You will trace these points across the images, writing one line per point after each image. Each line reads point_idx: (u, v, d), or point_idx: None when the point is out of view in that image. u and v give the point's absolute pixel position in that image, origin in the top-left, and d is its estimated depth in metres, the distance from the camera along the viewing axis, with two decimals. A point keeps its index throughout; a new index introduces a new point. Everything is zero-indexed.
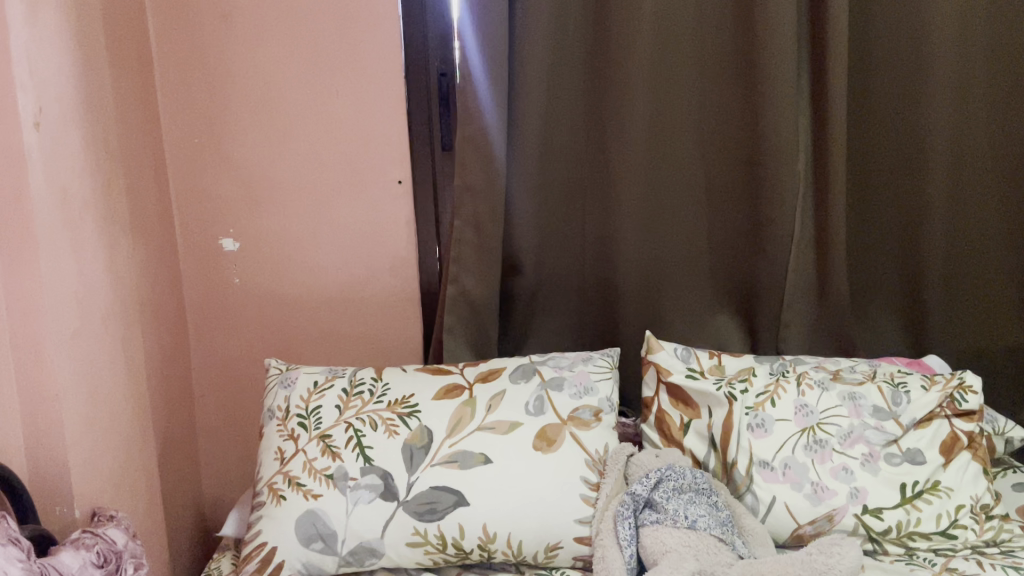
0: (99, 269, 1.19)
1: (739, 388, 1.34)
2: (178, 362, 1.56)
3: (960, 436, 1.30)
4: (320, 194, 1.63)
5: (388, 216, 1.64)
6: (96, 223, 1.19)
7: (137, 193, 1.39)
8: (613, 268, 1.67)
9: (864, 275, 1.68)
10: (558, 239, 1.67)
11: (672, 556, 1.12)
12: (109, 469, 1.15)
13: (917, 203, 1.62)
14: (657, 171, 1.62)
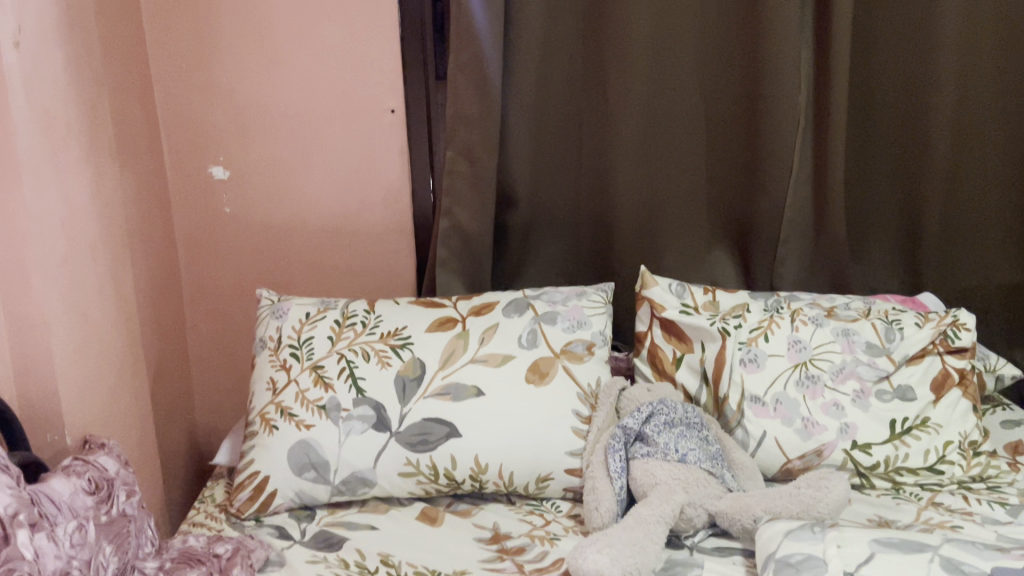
0: (86, 195, 1.17)
1: (733, 323, 1.34)
2: (169, 292, 1.55)
3: (951, 374, 1.30)
4: (312, 122, 1.60)
5: (380, 147, 1.61)
6: (81, 147, 1.17)
7: (123, 119, 1.36)
8: (610, 201, 1.65)
9: (863, 213, 1.66)
10: (553, 171, 1.65)
11: (662, 490, 1.14)
12: (100, 397, 1.15)
13: (920, 139, 1.60)
14: (656, 102, 1.59)
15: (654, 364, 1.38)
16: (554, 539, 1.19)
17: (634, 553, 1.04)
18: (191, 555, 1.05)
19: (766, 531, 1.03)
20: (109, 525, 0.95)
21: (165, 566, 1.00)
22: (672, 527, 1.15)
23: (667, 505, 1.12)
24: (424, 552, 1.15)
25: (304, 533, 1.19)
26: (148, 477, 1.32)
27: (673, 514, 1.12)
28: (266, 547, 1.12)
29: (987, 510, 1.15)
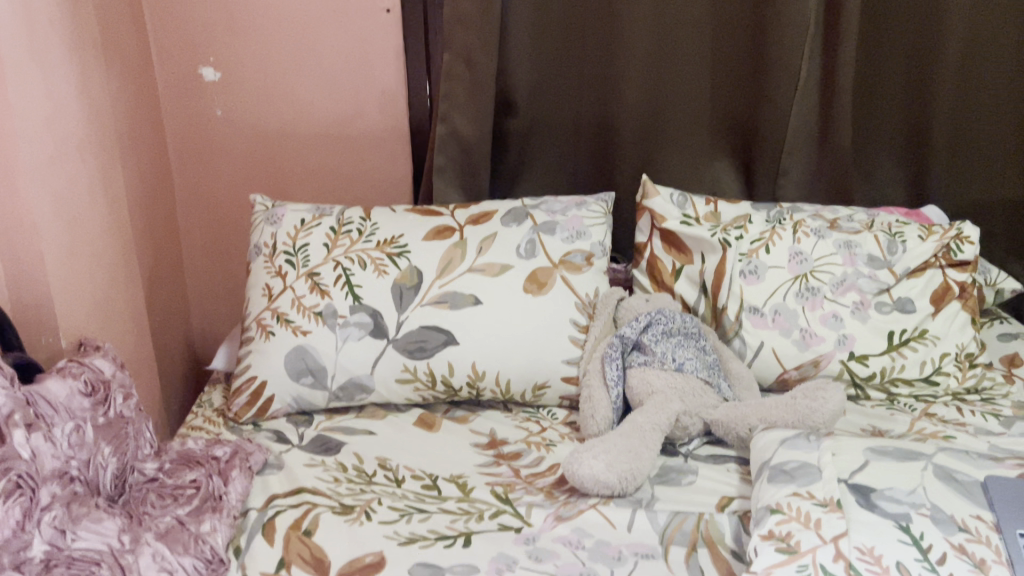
0: (71, 94, 1.13)
1: (734, 235, 1.32)
2: (161, 198, 1.52)
3: (952, 287, 1.30)
4: (304, 23, 1.54)
5: (376, 49, 1.56)
6: (64, 44, 1.12)
7: (108, 16, 1.31)
8: (613, 106, 1.61)
9: (870, 122, 1.62)
10: (553, 74, 1.60)
11: (658, 399, 1.15)
12: (94, 302, 1.14)
13: (931, 45, 1.55)
14: (662, 4, 1.53)
15: (655, 275, 1.36)
16: (551, 445, 1.20)
17: (630, 459, 1.05)
18: (190, 457, 1.05)
19: (761, 439, 1.03)
20: (107, 427, 0.95)
21: (165, 468, 1.01)
22: (667, 435, 1.17)
23: (663, 413, 1.12)
24: (421, 456, 1.16)
25: (302, 437, 1.20)
26: (146, 380, 1.32)
27: (668, 422, 1.13)
28: (265, 450, 1.13)
29: (980, 421, 1.16)
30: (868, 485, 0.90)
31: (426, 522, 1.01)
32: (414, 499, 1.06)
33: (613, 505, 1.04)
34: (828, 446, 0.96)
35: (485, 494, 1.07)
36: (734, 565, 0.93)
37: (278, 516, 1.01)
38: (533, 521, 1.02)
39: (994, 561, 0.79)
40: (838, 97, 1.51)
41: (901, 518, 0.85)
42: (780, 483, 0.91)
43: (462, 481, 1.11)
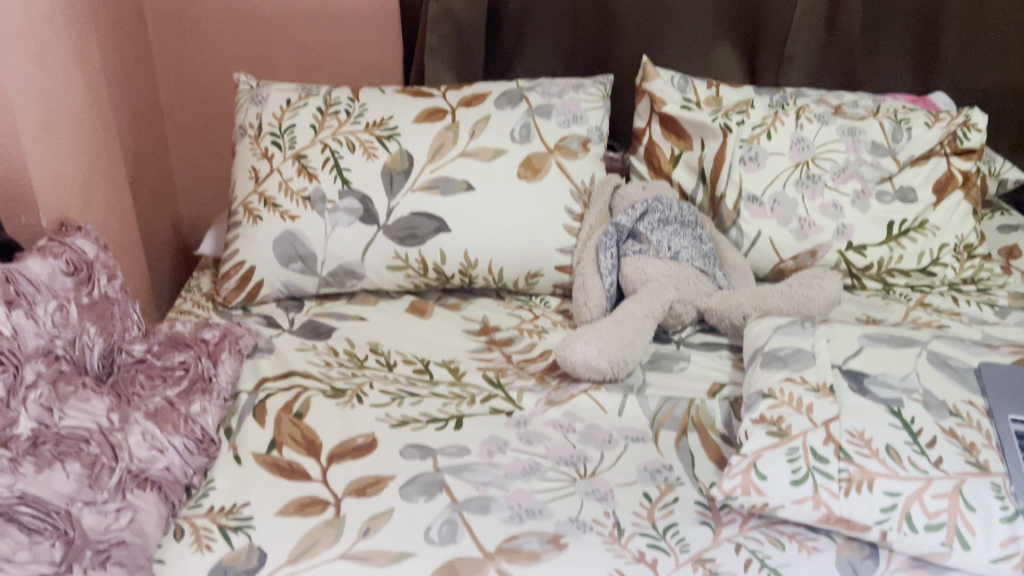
0: None
1: (736, 120, 1.27)
2: (142, 76, 1.46)
3: (955, 176, 1.27)
4: None
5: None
6: None
7: None
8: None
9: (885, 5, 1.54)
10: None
11: (652, 287, 1.13)
12: (75, 183, 1.11)
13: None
14: None
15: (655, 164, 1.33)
16: (543, 333, 1.20)
17: (622, 346, 1.05)
18: (179, 339, 1.04)
19: (755, 327, 1.02)
20: (92, 307, 0.94)
21: (154, 350, 1.00)
22: (660, 323, 1.16)
23: (657, 302, 1.11)
24: (413, 342, 1.16)
25: (292, 322, 1.19)
26: (132, 263, 1.30)
27: (662, 310, 1.12)
28: (255, 334, 1.12)
29: (975, 311, 1.15)
30: (862, 371, 0.89)
31: (418, 405, 1.01)
32: (405, 383, 1.06)
33: (604, 390, 1.04)
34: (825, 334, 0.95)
35: (477, 379, 1.07)
36: (724, 449, 0.93)
37: (268, 399, 1.00)
38: (524, 405, 1.02)
39: (984, 445, 0.79)
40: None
41: (893, 402, 0.84)
42: (773, 368, 0.91)
43: (454, 366, 1.10)
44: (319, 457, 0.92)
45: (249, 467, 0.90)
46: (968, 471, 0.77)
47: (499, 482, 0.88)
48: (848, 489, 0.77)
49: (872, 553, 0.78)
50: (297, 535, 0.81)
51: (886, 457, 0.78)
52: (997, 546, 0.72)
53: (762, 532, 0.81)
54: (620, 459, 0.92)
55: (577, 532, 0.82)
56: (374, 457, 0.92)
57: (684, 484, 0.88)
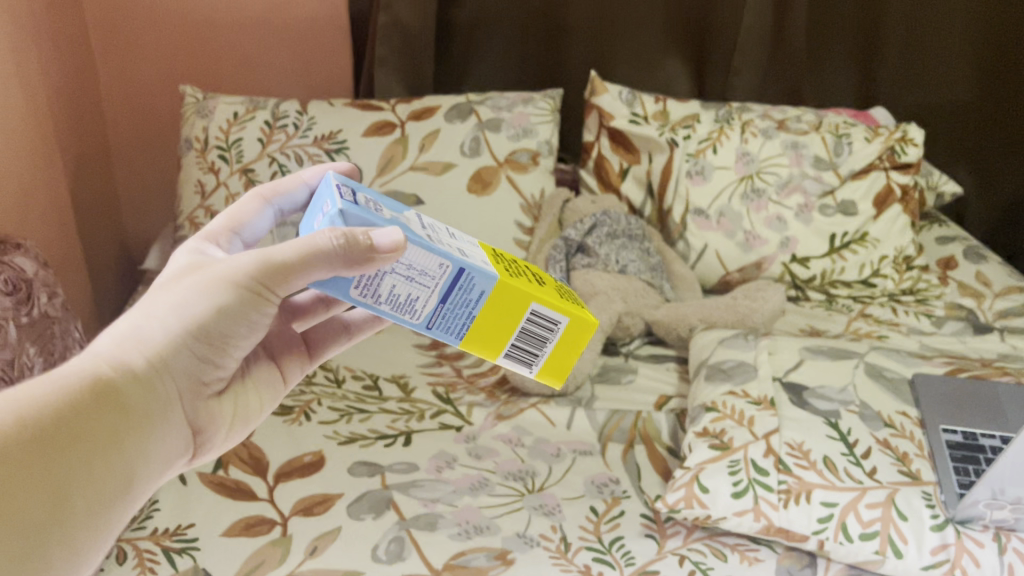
0: None
1: (682, 134, 1.29)
2: (81, 84, 1.35)
3: (895, 189, 1.29)
4: None
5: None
6: None
7: None
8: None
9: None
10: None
11: (600, 300, 1.12)
12: (12, 200, 1.07)
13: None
14: None
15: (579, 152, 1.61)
16: None
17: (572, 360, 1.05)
18: None
19: (701, 338, 1.04)
20: (31, 327, 0.90)
21: None
22: (609, 336, 1.16)
23: (606, 315, 1.11)
24: (360, 357, 1.13)
25: None
26: (66, 264, 1.24)
27: (610, 323, 1.12)
28: None
29: (913, 322, 1.19)
30: (801, 383, 0.91)
31: (367, 422, 0.99)
32: (354, 399, 1.04)
33: (554, 405, 1.03)
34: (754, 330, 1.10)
35: (426, 394, 1.05)
36: (670, 461, 0.94)
37: None
38: (473, 420, 1.01)
39: (916, 455, 0.82)
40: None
41: (830, 415, 0.86)
42: (716, 382, 0.92)
43: (402, 381, 1.08)
44: (267, 475, 0.89)
45: (195, 487, 0.87)
46: (901, 481, 0.79)
47: (448, 498, 0.87)
48: (788, 500, 0.78)
49: (810, 562, 0.80)
50: (242, 557, 0.79)
51: (823, 468, 0.80)
52: (927, 554, 0.74)
53: (705, 543, 0.82)
54: (568, 473, 0.92)
55: (524, 547, 0.82)
56: (322, 474, 0.90)
57: (630, 496, 0.89)
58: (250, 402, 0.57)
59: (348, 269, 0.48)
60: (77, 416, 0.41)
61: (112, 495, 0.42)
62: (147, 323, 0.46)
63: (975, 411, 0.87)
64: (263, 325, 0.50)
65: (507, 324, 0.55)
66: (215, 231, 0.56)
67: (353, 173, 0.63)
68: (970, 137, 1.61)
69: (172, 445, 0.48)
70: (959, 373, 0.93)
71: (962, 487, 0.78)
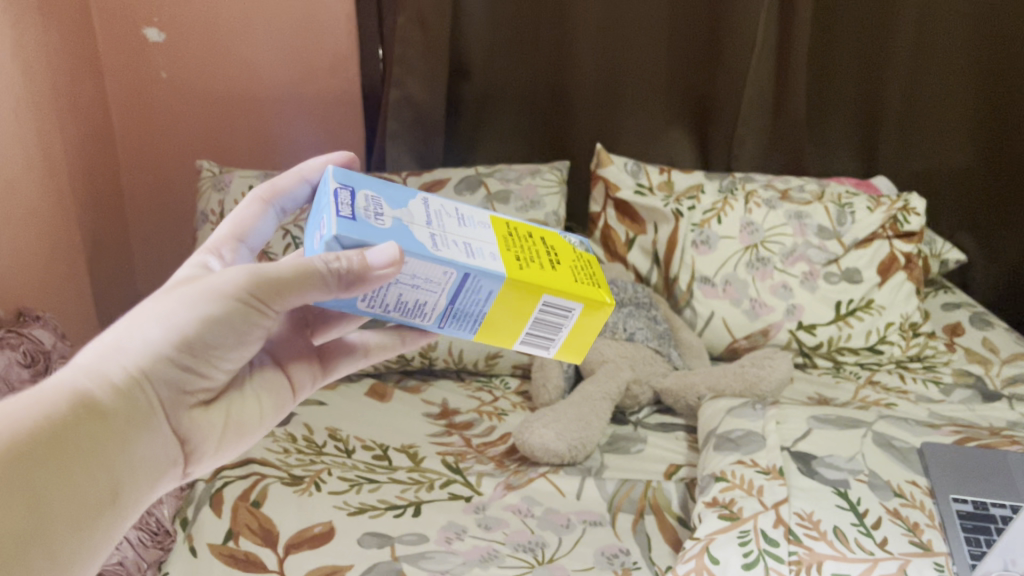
0: (19, 78, 1.08)
1: (686, 205, 1.31)
2: (102, 160, 1.40)
3: (899, 257, 1.30)
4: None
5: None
6: (8, 26, 1.06)
7: None
8: (571, 28, 1.46)
9: (826, 66, 1.54)
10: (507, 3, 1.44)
11: (609, 368, 1.14)
12: (33, 273, 1.10)
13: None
14: None
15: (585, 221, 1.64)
16: (503, 415, 1.20)
17: (580, 428, 1.05)
18: None
19: (709, 407, 1.05)
20: None
21: None
22: (617, 404, 1.17)
23: (614, 383, 1.12)
24: (370, 427, 1.14)
25: None
26: (82, 335, 1.26)
27: (619, 391, 1.12)
28: None
29: (921, 388, 1.19)
30: (810, 452, 0.92)
31: (376, 492, 0.99)
32: (364, 468, 1.04)
33: (563, 474, 1.03)
34: (763, 398, 1.10)
35: (436, 464, 1.06)
36: (680, 532, 0.94)
37: (226, 486, 0.96)
38: (483, 489, 1.01)
39: (927, 525, 0.82)
40: (795, 35, 1.44)
41: (839, 484, 0.86)
42: (725, 451, 0.93)
43: (412, 450, 1.09)
44: (276, 547, 0.89)
45: (205, 558, 0.87)
46: (913, 551, 0.78)
47: (457, 569, 0.86)
48: (799, 571, 0.76)
49: None
50: None
51: (834, 538, 0.80)
52: None
53: None
54: (577, 544, 0.91)
55: None
56: (332, 545, 0.90)
57: (640, 568, 0.88)
58: (251, 411, 0.60)
59: (344, 292, 0.50)
60: (64, 431, 0.44)
61: (97, 503, 0.46)
62: (133, 339, 0.49)
63: (984, 480, 0.87)
64: (252, 337, 0.53)
65: (520, 317, 0.57)
66: (220, 241, 0.62)
67: (351, 163, 0.67)
68: (972, 205, 1.63)
69: (153, 458, 0.51)
70: (967, 441, 0.94)
71: (974, 558, 0.77)
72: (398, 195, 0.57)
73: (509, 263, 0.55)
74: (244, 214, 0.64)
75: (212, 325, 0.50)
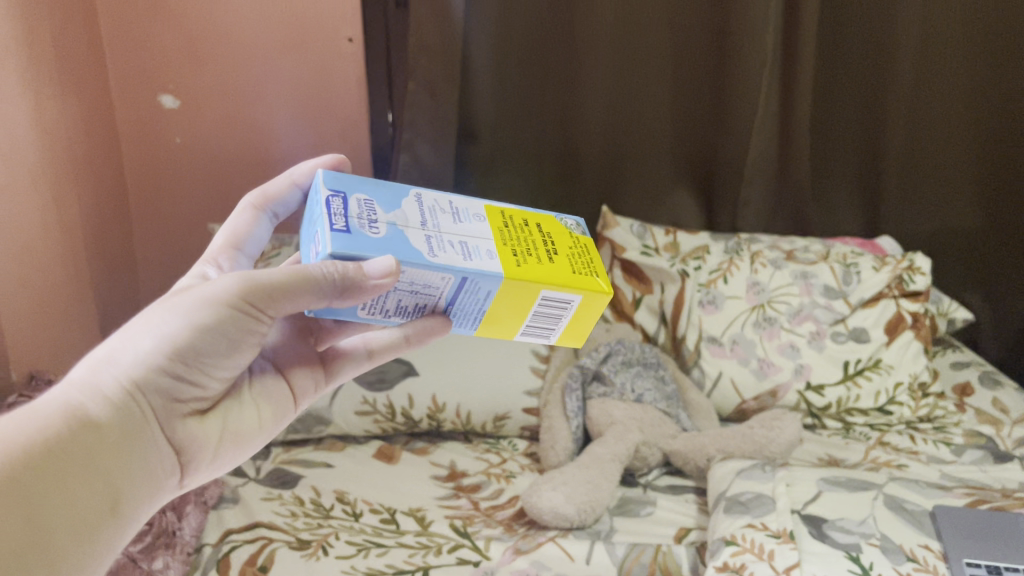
0: (37, 147, 1.11)
1: (692, 265, 1.33)
2: (116, 224, 1.42)
3: (906, 317, 1.31)
4: (260, 68, 1.43)
5: (325, 40, 1.42)
6: (27, 98, 1.09)
7: (68, 59, 1.23)
8: (577, 94, 1.49)
9: (828, 130, 1.56)
10: (515, 74, 1.47)
11: (618, 429, 1.13)
12: (45, 338, 1.11)
13: (891, 38, 1.46)
14: (622, 54, 1.47)
15: None
16: (511, 477, 1.19)
17: (589, 490, 1.04)
18: None
19: (717, 470, 1.04)
20: None
21: None
22: (626, 466, 1.16)
23: (623, 445, 1.12)
24: (378, 489, 1.13)
25: (259, 471, 1.14)
26: None
27: (628, 453, 1.12)
28: (221, 484, 1.08)
29: (932, 449, 1.18)
30: (820, 515, 0.91)
31: (383, 556, 0.98)
32: (372, 532, 1.03)
33: (572, 537, 1.02)
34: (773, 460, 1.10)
35: (444, 528, 1.05)
36: None
37: (234, 550, 0.96)
38: (492, 554, 0.99)
39: None
40: (797, 99, 1.47)
41: (851, 548, 0.85)
42: (735, 514, 0.92)
43: (420, 514, 1.08)
44: None
45: None
46: None
47: None
48: None
49: None
50: None
51: None
52: None
53: None
54: None
55: None
56: None
57: None
58: (247, 419, 0.61)
59: (340, 297, 0.52)
60: (57, 446, 0.46)
61: (95, 512, 0.47)
62: (125, 353, 0.51)
63: (998, 545, 0.86)
64: (246, 342, 0.55)
65: (519, 312, 0.59)
66: (218, 250, 0.66)
67: (342, 162, 0.69)
68: (977, 264, 1.64)
69: (149, 470, 0.52)
70: (980, 504, 0.93)
71: None
72: (392, 196, 0.59)
73: (509, 261, 0.57)
74: (241, 223, 0.68)
75: (204, 334, 0.52)
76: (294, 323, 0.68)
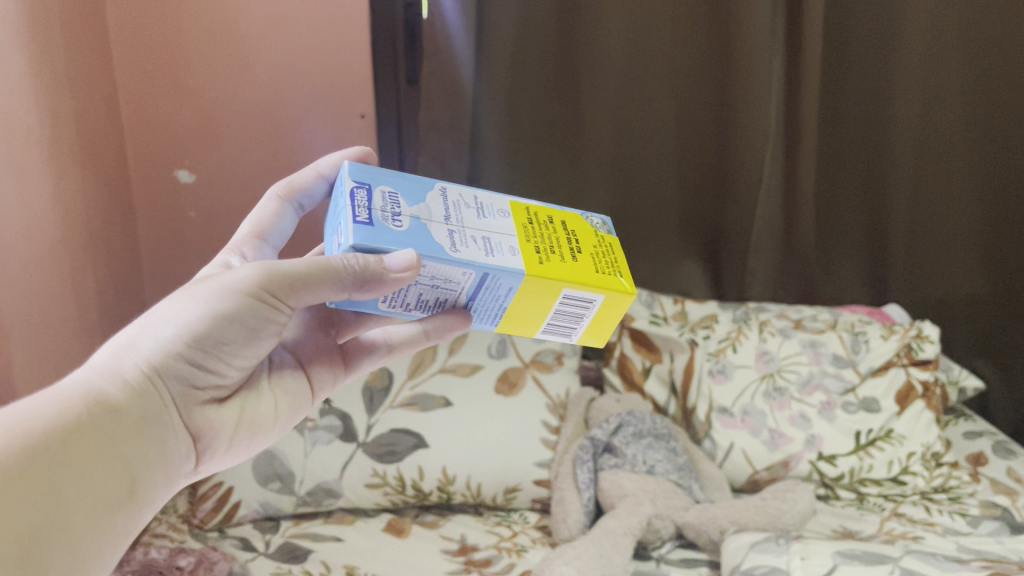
0: (56, 224, 1.13)
1: (701, 334, 1.35)
2: (131, 297, 1.44)
3: (916, 386, 1.31)
4: (275, 146, 1.47)
5: (338, 117, 1.46)
6: (49, 178, 1.12)
7: (89, 140, 1.27)
8: (584, 169, 1.52)
9: (832, 201, 1.59)
10: (524, 153, 1.49)
11: (630, 501, 1.13)
12: None
13: (892, 113, 1.50)
14: (627, 129, 1.50)
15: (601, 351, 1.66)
16: (522, 551, 1.18)
17: (602, 563, 1.03)
18: (152, 566, 1.01)
19: (731, 542, 1.03)
20: None
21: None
22: (639, 539, 1.15)
23: (635, 517, 1.11)
24: (388, 563, 1.12)
25: (268, 544, 1.14)
26: None
27: (640, 525, 1.11)
28: (230, 558, 1.07)
29: (948, 521, 1.17)
30: None
31: None
32: None
33: None
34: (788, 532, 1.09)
35: None
36: None
37: None
38: None
39: None
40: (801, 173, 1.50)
41: None
42: None
43: None
44: None
45: None
46: None
47: None
48: None
49: None
50: None
51: None
52: None
53: None
54: None
55: None
56: None
57: None
58: (264, 409, 0.66)
59: (355, 289, 0.55)
60: (80, 425, 0.51)
61: (116, 487, 0.52)
62: (146, 340, 0.56)
63: None
64: (264, 333, 0.59)
65: (541, 309, 0.61)
66: (243, 240, 0.72)
67: (366, 156, 0.74)
68: (983, 330, 1.66)
69: (165, 453, 0.57)
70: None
71: None
72: (417, 188, 0.61)
73: (533, 259, 0.59)
74: (266, 214, 0.74)
75: (220, 322, 0.56)
76: (316, 315, 0.74)
